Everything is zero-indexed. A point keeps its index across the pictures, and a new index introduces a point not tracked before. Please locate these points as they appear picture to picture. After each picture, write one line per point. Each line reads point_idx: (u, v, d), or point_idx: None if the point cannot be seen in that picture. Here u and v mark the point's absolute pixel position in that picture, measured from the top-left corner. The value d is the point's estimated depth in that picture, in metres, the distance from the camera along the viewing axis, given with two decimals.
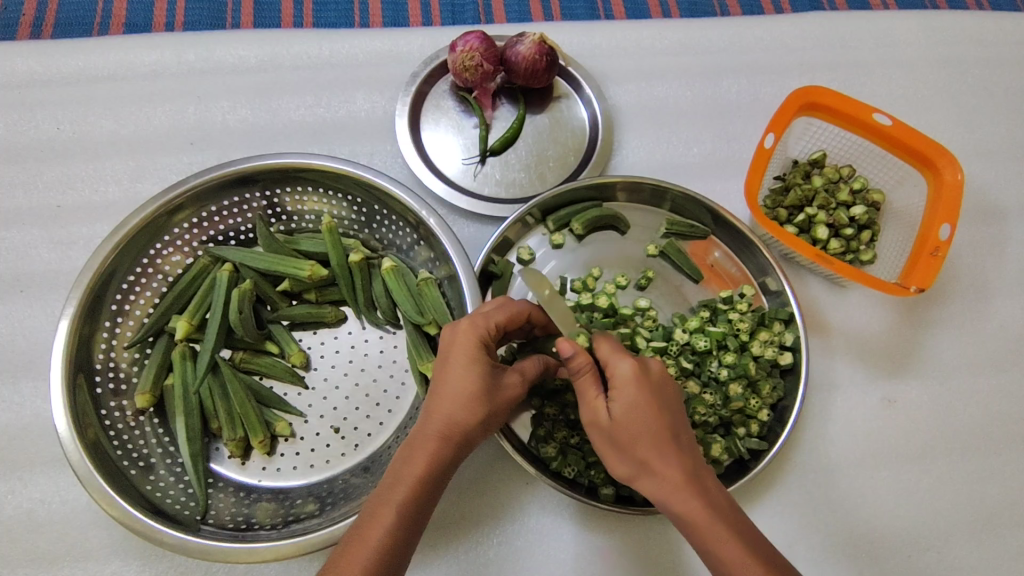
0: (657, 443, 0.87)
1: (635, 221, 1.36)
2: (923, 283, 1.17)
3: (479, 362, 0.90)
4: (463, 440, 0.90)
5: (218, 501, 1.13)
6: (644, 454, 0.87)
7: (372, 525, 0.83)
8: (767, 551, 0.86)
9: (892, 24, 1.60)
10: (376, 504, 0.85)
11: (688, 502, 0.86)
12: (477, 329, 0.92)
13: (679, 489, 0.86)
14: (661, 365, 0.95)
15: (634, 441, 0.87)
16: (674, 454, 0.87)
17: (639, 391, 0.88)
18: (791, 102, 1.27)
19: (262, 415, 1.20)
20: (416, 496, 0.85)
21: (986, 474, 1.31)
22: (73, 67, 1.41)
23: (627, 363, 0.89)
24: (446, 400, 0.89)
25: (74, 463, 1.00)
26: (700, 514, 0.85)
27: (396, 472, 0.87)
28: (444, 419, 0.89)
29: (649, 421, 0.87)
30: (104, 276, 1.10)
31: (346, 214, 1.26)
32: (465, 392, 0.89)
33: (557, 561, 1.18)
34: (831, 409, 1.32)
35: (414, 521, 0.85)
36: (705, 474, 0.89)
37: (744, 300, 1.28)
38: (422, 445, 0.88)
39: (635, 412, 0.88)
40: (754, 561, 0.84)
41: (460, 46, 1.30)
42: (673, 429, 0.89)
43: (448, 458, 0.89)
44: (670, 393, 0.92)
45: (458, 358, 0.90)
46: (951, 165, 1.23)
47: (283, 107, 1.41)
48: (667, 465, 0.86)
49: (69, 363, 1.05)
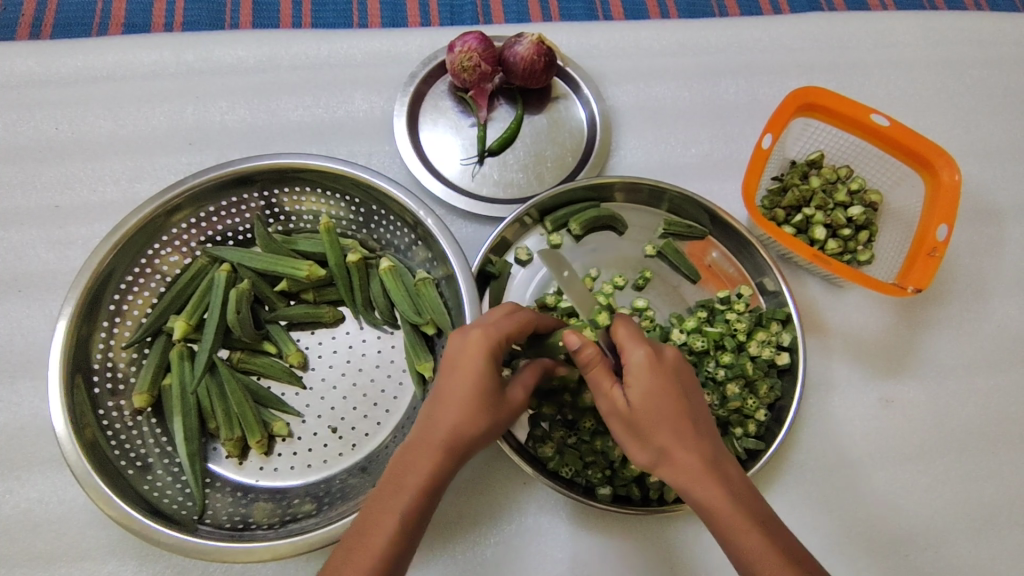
0: (675, 431, 0.87)
1: (633, 222, 1.36)
2: (920, 283, 1.18)
3: (488, 373, 0.90)
4: (465, 448, 0.90)
5: (216, 501, 1.13)
6: (663, 441, 0.87)
7: (375, 531, 0.83)
8: (789, 540, 0.85)
9: (890, 25, 1.60)
10: (377, 509, 0.85)
11: (709, 490, 0.85)
12: (489, 340, 0.91)
13: (701, 477, 0.86)
14: (678, 353, 0.95)
15: (652, 428, 0.88)
16: (693, 442, 0.87)
17: (655, 378, 0.89)
18: (789, 103, 1.28)
19: (260, 414, 1.20)
20: (418, 504, 0.85)
21: (983, 474, 1.31)
22: (72, 67, 1.41)
23: (642, 350, 0.90)
24: (452, 409, 0.89)
25: (71, 463, 1.00)
26: (720, 502, 0.85)
27: (400, 479, 0.86)
28: (449, 428, 0.88)
29: (667, 409, 0.88)
30: (102, 276, 1.10)
31: (344, 215, 1.26)
32: (471, 402, 0.89)
33: (555, 561, 1.18)
34: (829, 409, 1.32)
35: (416, 528, 0.85)
36: (726, 462, 0.89)
37: (741, 301, 1.28)
38: (426, 453, 0.87)
39: (653, 400, 0.88)
40: (777, 551, 0.82)
41: (459, 47, 1.31)
42: (691, 416, 0.89)
43: (450, 467, 0.89)
44: (686, 381, 0.92)
45: (468, 367, 0.90)
46: (949, 166, 1.23)
47: (281, 107, 1.42)
48: (688, 452, 0.86)
49: (67, 362, 1.05)
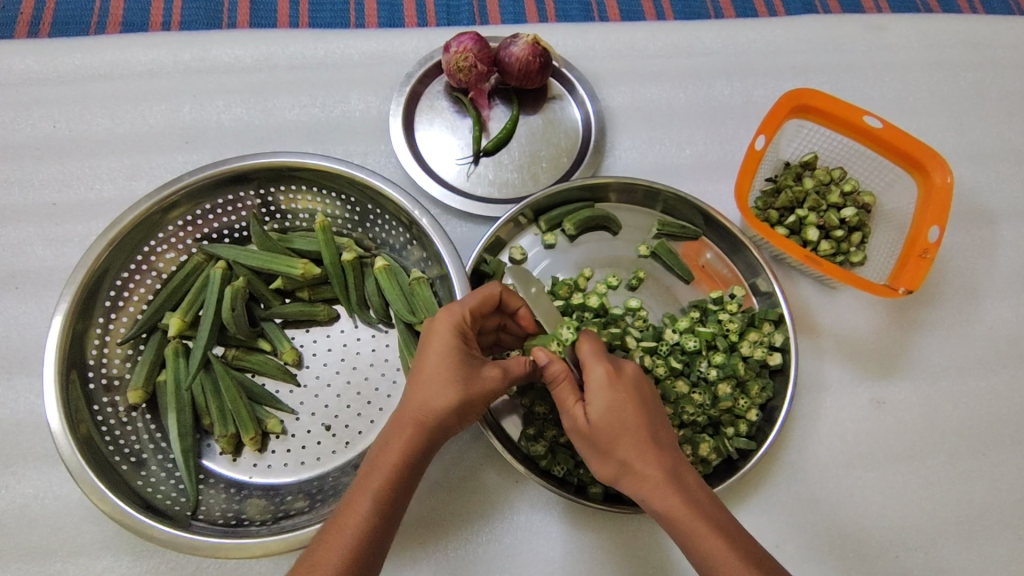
0: (635, 444, 0.88)
1: (626, 222, 1.37)
2: (911, 284, 1.18)
3: (454, 346, 0.92)
4: (437, 426, 0.91)
5: (209, 497, 1.14)
6: (623, 454, 0.88)
7: (349, 511, 0.84)
8: (752, 547, 0.85)
9: (884, 27, 1.61)
10: (352, 493, 0.86)
11: (668, 499, 0.86)
12: (454, 315, 0.94)
13: (660, 487, 0.86)
14: (638, 368, 0.96)
15: (612, 443, 0.89)
16: (653, 453, 0.88)
17: (614, 394, 0.90)
18: (781, 105, 1.28)
19: (253, 411, 1.20)
20: (391, 484, 0.86)
21: (973, 475, 1.32)
22: (70, 65, 1.41)
23: (601, 367, 0.92)
24: (420, 386, 0.91)
25: (66, 458, 1.01)
26: (680, 511, 0.85)
27: (372, 461, 0.88)
28: (417, 404, 0.90)
29: (626, 422, 0.89)
30: (98, 272, 1.10)
31: (340, 213, 1.27)
32: (439, 377, 0.90)
33: (546, 559, 1.19)
34: (820, 410, 1.32)
35: (393, 507, 0.86)
36: (687, 471, 0.89)
37: (734, 301, 1.30)
38: (396, 431, 0.89)
39: (612, 415, 0.89)
40: (737, 556, 0.83)
41: (455, 47, 1.32)
42: (651, 428, 0.90)
43: (422, 446, 0.90)
44: (647, 395, 0.94)
45: (433, 343, 0.93)
46: (941, 167, 1.24)
47: (278, 106, 1.42)
48: (646, 464, 0.87)
49: (62, 358, 1.06)
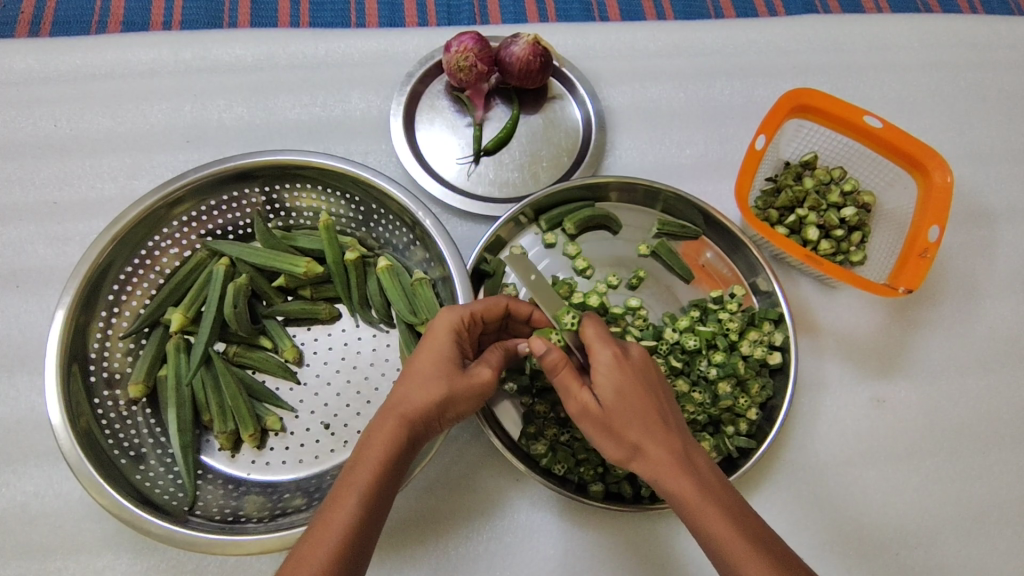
0: (645, 425, 0.88)
1: (626, 221, 1.37)
2: (911, 284, 1.19)
3: (448, 346, 0.94)
4: (423, 423, 0.91)
5: (207, 493, 1.14)
6: (633, 436, 0.88)
7: (337, 506, 0.83)
8: (764, 530, 0.85)
9: (884, 27, 1.61)
10: (339, 487, 0.85)
11: (678, 481, 0.86)
12: (452, 316, 0.96)
13: (671, 469, 0.86)
14: (645, 352, 0.96)
15: (623, 424, 0.89)
16: (663, 436, 0.88)
17: (623, 376, 0.90)
18: (781, 104, 1.28)
19: (253, 408, 1.21)
20: (379, 479, 0.85)
21: (973, 474, 1.32)
22: (70, 64, 1.42)
23: (608, 350, 0.91)
24: (410, 382, 0.92)
25: (65, 451, 1.01)
26: (690, 493, 0.85)
27: (359, 454, 0.87)
28: (405, 399, 0.90)
29: (636, 404, 0.89)
30: (101, 266, 1.10)
31: (344, 212, 1.27)
32: (430, 374, 0.92)
33: (546, 557, 1.19)
34: (820, 409, 1.33)
35: (379, 504, 0.85)
36: (696, 454, 0.89)
37: (734, 300, 1.30)
38: (382, 425, 0.89)
39: (622, 397, 0.89)
40: (746, 538, 0.83)
41: (455, 47, 1.32)
42: (660, 411, 0.90)
43: (409, 443, 0.89)
44: (655, 379, 0.93)
45: (429, 343, 0.94)
46: (941, 167, 1.24)
47: (279, 105, 1.42)
48: (657, 446, 0.87)
49: (65, 350, 1.06)
